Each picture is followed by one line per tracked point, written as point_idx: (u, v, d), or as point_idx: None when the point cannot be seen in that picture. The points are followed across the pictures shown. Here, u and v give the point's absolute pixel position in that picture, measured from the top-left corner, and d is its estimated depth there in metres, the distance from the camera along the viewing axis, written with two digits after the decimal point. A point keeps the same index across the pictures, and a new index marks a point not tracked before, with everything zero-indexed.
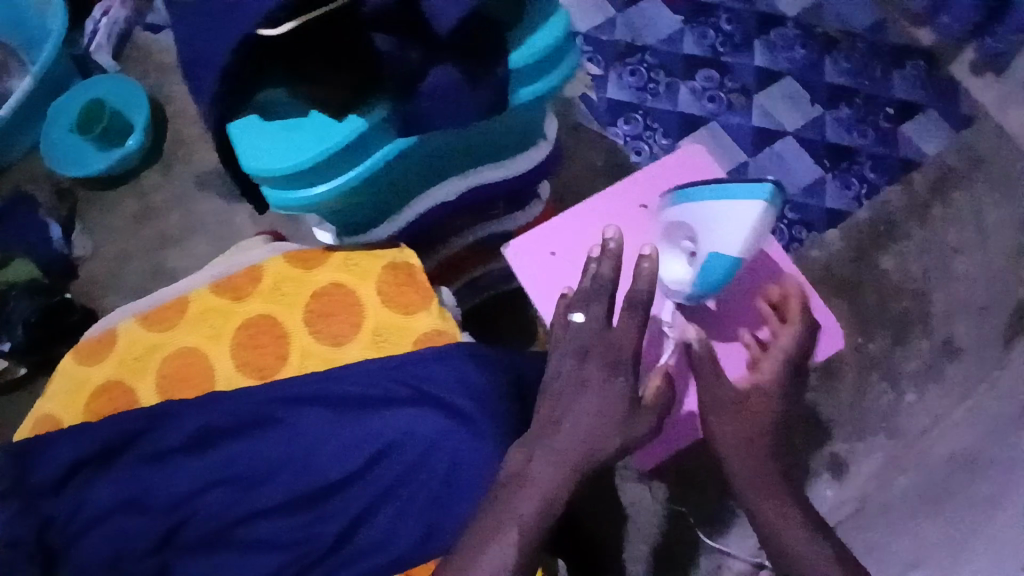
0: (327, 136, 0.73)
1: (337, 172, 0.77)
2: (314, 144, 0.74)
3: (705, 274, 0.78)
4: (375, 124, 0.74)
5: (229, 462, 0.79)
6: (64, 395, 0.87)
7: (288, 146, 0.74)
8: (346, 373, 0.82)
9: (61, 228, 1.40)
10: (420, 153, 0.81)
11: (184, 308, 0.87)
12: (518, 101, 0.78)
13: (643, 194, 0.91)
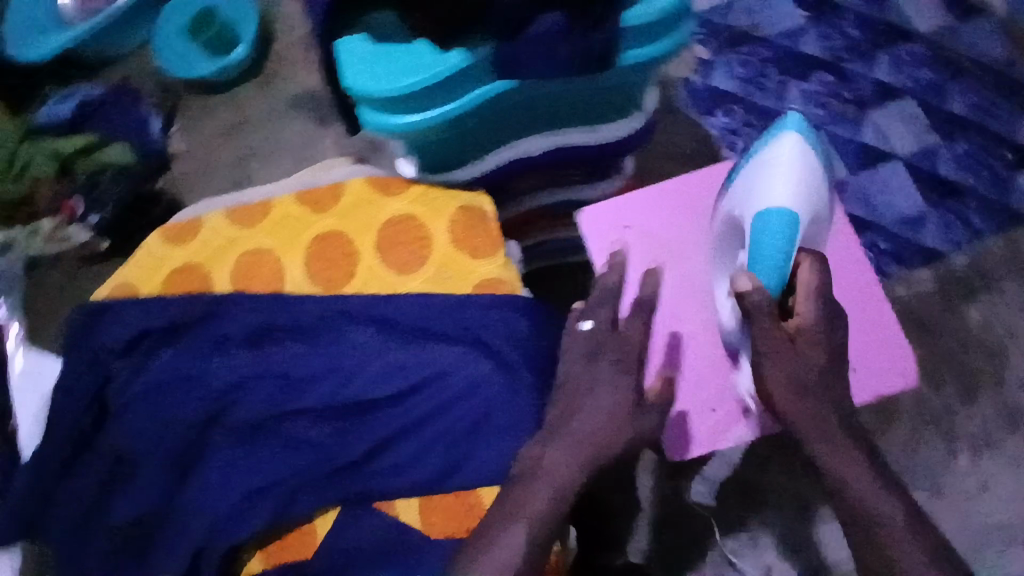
0: (430, 66, 0.72)
1: (432, 104, 0.75)
2: (415, 71, 0.72)
3: (763, 247, 0.79)
4: (479, 61, 0.71)
5: (280, 361, 0.82)
6: (142, 268, 0.90)
7: (389, 69, 0.73)
8: (405, 303, 0.83)
9: (161, 123, 1.40)
10: (517, 97, 0.79)
11: (268, 211, 0.90)
12: (627, 62, 0.75)
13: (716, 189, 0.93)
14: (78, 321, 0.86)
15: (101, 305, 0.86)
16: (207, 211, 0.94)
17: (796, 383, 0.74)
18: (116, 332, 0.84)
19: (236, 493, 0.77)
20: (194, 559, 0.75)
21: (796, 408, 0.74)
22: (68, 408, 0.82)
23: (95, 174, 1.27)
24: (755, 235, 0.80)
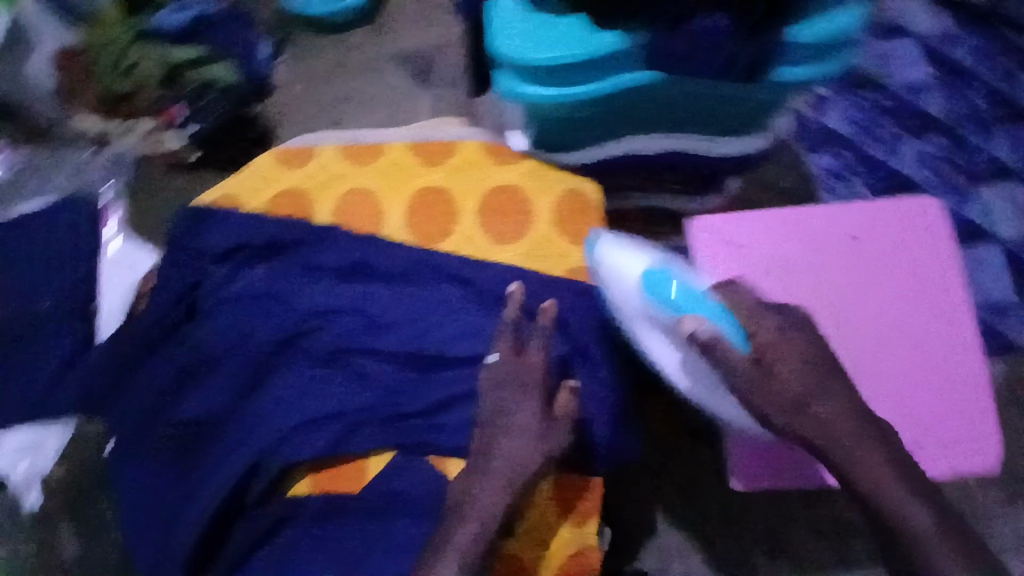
0: (582, 43, 0.71)
1: (572, 81, 0.75)
2: (565, 45, 0.71)
3: (694, 304, 0.70)
4: (631, 47, 0.71)
5: (367, 300, 0.84)
6: (250, 182, 0.91)
7: (539, 36, 0.72)
8: (495, 271, 0.83)
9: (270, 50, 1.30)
10: (656, 93, 0.78)
11: (379, 153, 0.90)
12: (779, 79, 0.74)
13: (852, 224, 0.85)
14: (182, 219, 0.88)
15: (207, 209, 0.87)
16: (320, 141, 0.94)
17: (804, 402, 0.66)
18: (219, 238, 0.86)
19: (303, 417, 0.79)
20: (250, 468, 0.77)
21: (809, 421, 0.65)
22: (160, 300, 0.84)
23: (202, 86, 1.16)
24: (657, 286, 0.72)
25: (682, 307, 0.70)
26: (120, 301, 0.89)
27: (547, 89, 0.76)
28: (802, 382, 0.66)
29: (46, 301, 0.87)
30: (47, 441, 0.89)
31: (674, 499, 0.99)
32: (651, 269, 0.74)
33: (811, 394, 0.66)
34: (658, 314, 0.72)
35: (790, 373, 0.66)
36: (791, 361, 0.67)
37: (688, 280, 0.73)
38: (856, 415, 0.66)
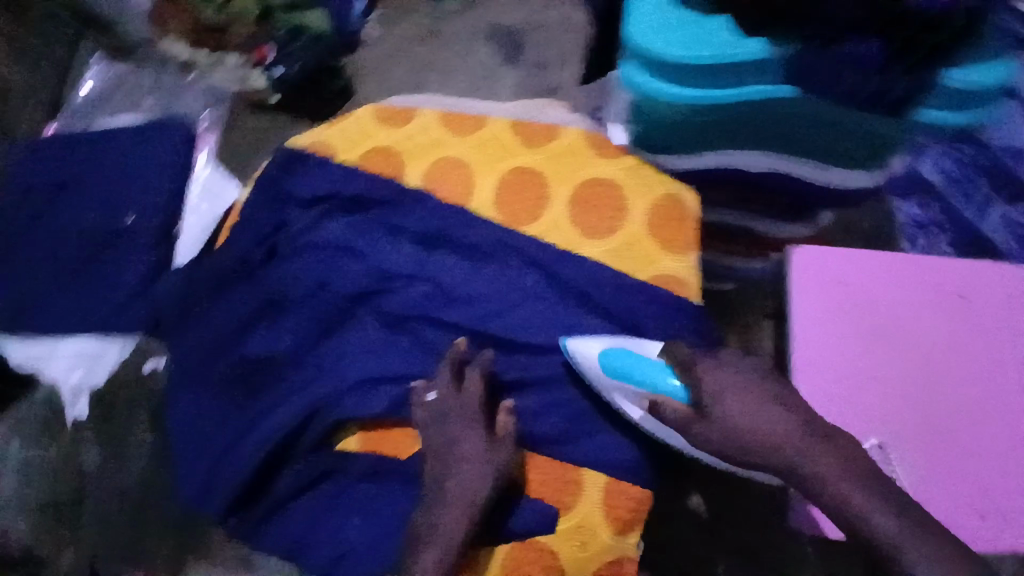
0: (725, 47, 0.68)
1: (704, 84, 0.73)
2: (707, 46, 0.68)
3: (649, 374, 0.71)
4: (775, 59, 0.68)
5: (444, 270, 0.82)
6: (346, 134, 0.90)
7: (680, 32, 0.69)
8: (578, 265, 0.80)
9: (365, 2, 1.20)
10: (788, 110, 0.75)
11: (480, 126, 0.88)
12: (920, 119, 0.71)
13: (962, 282, 0.78)
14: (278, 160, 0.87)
15: (303, 152, 0.87)
16: (422, 103, 0.92)
17: (753, 425, 0.65)
18: (310, 184, 0.85)
19: (367, 375, 0.79)
20: (305, 416, 0.77)
21: (751, 438, 0.65)
22: (242, 237, 0.84)
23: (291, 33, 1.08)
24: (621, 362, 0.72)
25: (642, 382, 0.71)
26: (199, 229, 0.89)
27: (662, 86, 0.74)
28: (740, 405, 0.66)
29: (131, 216, 0.87)
30: (105, 355, 0.85)
31: (707, 530, 0.88)
32: (607, 347, 0.74)
33: (743, 411, 0.66)
34: (623, 394, 0.73)
35: (732, 402, 0.66)
36: (726, 388, 0.67)
37: (639, 347, 0.74)
38: (802, 428, 0.64)
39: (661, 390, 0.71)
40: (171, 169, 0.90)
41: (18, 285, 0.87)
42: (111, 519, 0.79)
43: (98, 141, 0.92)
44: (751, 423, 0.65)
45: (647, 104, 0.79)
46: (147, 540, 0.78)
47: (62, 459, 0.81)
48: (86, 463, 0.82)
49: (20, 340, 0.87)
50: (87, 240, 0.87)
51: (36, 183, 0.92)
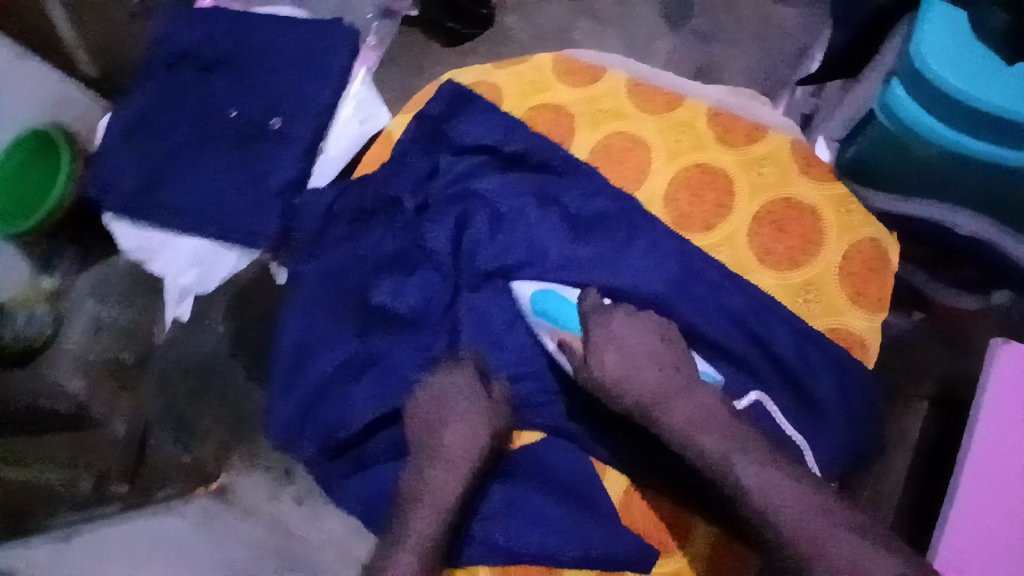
0: (1000, 98, 0.56)
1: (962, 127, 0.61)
2: (982, 88, 0.56)
3: (561, 312, 0.68)
4: None
5: (595, 263, 0.72)
6: (521, 80, 0.79)
7: (959, 61, 0.57)
8: (749, 296, 0.70)
9: None
10: None
11: (673, 107, 0.75)
12: None
13: None
14: (446, 94, 0.78)
15: (470, 94, 0.77)
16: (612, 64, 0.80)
17: (622, 381, 0.62)
18: (470, 132, 0.76)
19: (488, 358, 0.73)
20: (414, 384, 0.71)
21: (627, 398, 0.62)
22: (387, 173, 0.77)
23: None
24: (549, 303, 0.69)
25: (557, 320, 0.68)
26: (345, 150, 0.83)
27: (912, 107, 0.62)
28: (619, 345, 0.64)
29: (273, 119, 0.80)
30: (220, 263, 0.82)
31: None
32: (535, 286, 0.71)
33: (626, 349, 0.64)
34: (539, 330, 0.70)
35: (612, 350, 0.64)
36: (610, 342, 0.64)
37: (561, 288, 0.71)
38: (669, 376, 0.63)
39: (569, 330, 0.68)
40: (325, 75, 0.80)
41: (146, 158, 0.82)
42: (172, 391, 0.94)
43: (257, 26, 0.85)
44: (630, 371, 0.62)
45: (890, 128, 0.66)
46: (200, 421, 0.93)
47: (136, 328, 0.96)
48: None
49: (133, 226, 0.82)
50: (227, 132, 0.81)
51: (186, 55, 0.85)
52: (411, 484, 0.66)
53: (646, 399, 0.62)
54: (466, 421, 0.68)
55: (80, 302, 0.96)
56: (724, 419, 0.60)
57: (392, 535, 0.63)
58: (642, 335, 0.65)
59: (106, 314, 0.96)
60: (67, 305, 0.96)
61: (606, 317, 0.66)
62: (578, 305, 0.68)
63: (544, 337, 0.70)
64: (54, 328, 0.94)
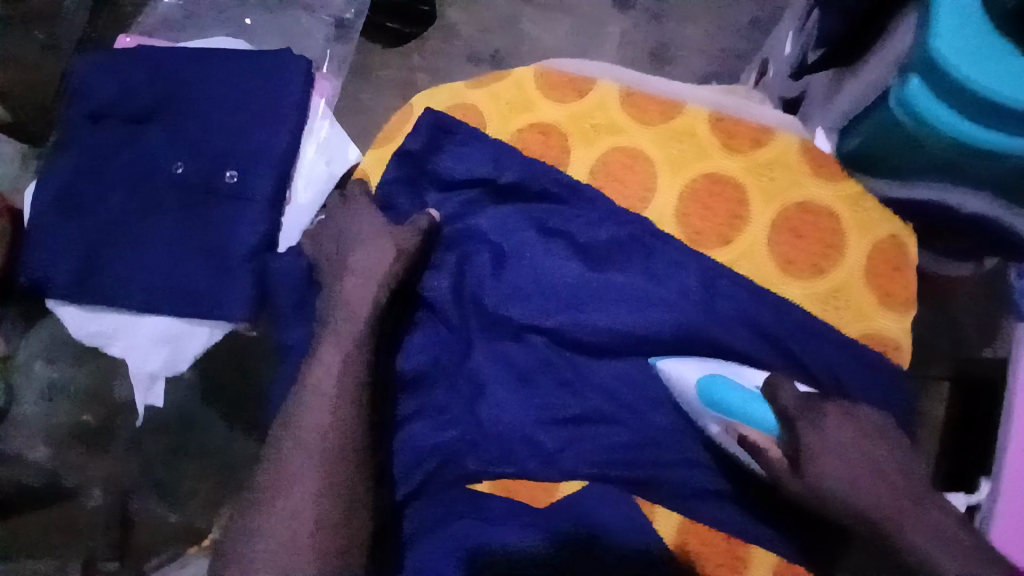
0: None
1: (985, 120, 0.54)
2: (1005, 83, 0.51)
3: (745, 406, 0.60)
4: None
5: (609, 291, 0.67)
6: (502, 99, 0.73)
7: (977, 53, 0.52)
8: (775, 308, 0.66)
9: None
10: None
11: (670, 116, 0.69)
12: None
13: None
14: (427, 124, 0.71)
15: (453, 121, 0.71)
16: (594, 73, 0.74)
17: (842, 490, 0.54)
18: (454, 168, 0.71)
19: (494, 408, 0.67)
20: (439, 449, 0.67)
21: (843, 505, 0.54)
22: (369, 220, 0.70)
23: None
24: (732, 392, 0.61)
25: (739, 413, 0.60)
26: (313, 196, 0.74)
27: (931, 102, 0.56)
28: (829, 445, 0.56)
29: (228, 172, 0.71)
30: (189, 338, 0.73)
31: None
32: (700, 371, 0.63)
33: (836, 445, 0.56)
34: (706, 419, 0.63)
35: (828, 454, 0.55)
36: (828, 448, 0.56)
37: (735, 373, 0.64)
38: (894, 486, 0.54)
39: (757, 425, 0.60)
40: (282, 112, 0.72)
41: (86, 231, 0.72)
42: (146, 458, 0.73)
43: (192, 64, 0.75)
44: (834, 464, 0.55)
45: (948, 149, 0.58)
46: (181, 482, 0.73)
47: (98, 388, 0.75)
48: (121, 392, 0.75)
49: (83, 310, 0.74)
50: (176, 191, 0.72)
51: (112, 106, 0.76)
52: (325, 335, 0.63)
53: (851, 489, 0.54)
54: (370, 235, 0.66)
55: (28, 367, 0.74)
56: (892, 469, 0.55)
57: (302, 400, 0.59)
58: (871, 438, 0.57)
59: (60, 377, 0.74)
60: (15, 372, 0.74)
61: (817, 422, 0.57)
62: (772, 400, 0.60)
63: (714, 427, 0.63)
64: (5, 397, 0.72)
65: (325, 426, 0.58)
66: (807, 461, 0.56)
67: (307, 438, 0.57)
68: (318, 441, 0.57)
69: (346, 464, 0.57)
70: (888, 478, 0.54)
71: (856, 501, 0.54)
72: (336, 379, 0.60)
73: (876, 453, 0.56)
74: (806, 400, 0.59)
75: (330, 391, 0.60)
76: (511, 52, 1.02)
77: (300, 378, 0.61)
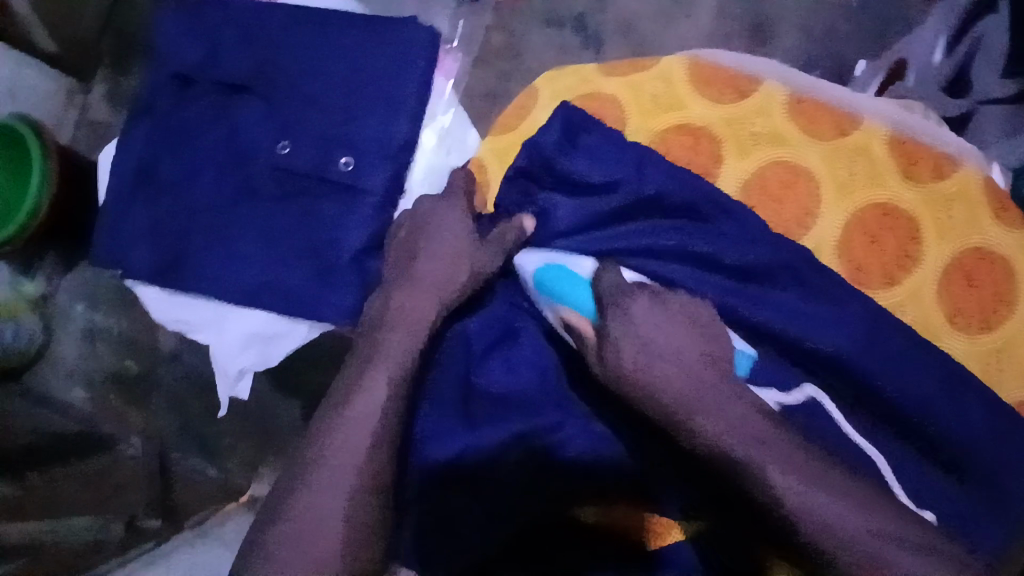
0: None
1: None
2: None
3: (569, 288, 0.55)
4: None
5: (761, 318, 0.58)
6: (648, 94, 0.66)
7: None
8: (940, 367, 0.57)
9: None
10: None
11: (845, 131, 0.63)
12: None
13: None
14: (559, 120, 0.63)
15: (589, 121, 0.63)
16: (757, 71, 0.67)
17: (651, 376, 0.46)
18: (584, 173, 0.62)
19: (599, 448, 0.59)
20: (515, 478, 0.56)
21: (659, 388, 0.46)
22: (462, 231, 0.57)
23: None
24: (554, 275, 0.57)
25: (564, 299, 0.55)
26: (431, 185, 0.68)
27: None
28: (641, 338, 0.48)
29: (343, 159, 0.63)
30: (284, 337, 0.67)
31: None
32: (542, 259, 0.59)
33: (649, 336, 0.48)
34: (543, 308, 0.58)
35: (632, 333, 0.48)
36: (631, 326, 0.49)
37: (575, 263, 0.59)
38: (711, 378, 0.47)
39: (574, 308, 0.54)
40: (399, 98, 0.64)
41: (173, 214, 0.66)
42: (183, 407, 0.87)
43: (295, 27, 0.67)
44: (640, 352, 0.47)
45: None
46: (222, 438, 0.86)
47: (136, 337, 0.89)
48: (163, 343, 0.89)
49: (165, 294, 0.67)
50: (278, 177, 0.65)
51: (199, 69, 0.68)
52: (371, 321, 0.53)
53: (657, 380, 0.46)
54: (442, 243, 0.56)
55: (70, 308, 0.89)
56: (699, 361, 0.48)
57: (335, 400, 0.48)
58: (685, 325, 0.50)
59: (100, 322, 0.89)
60: (58, 314, 0.89)
61: (622, 302, 0.50)
62: (593, 284, 0.54)
63: (549, 315, 0.58)
64: (46, 337, 0.87)
65: (361, 463, 0.45)
66: (613, 351, 0.48)
67: (341, 480, 0.45)
68: (352, 480, 0.45)
69: (379, 511, 0.46)
70: (700, 369, 0.47)
71: (658, 383, 0.46)
72: (380, 407, 0.47)
73: (689, 338, 0.49)
74: (624, 284, 0.52)
75: (372, 424, 0.47)
76: (599, 13, 0.91)
77: (335, 403, 0.48)
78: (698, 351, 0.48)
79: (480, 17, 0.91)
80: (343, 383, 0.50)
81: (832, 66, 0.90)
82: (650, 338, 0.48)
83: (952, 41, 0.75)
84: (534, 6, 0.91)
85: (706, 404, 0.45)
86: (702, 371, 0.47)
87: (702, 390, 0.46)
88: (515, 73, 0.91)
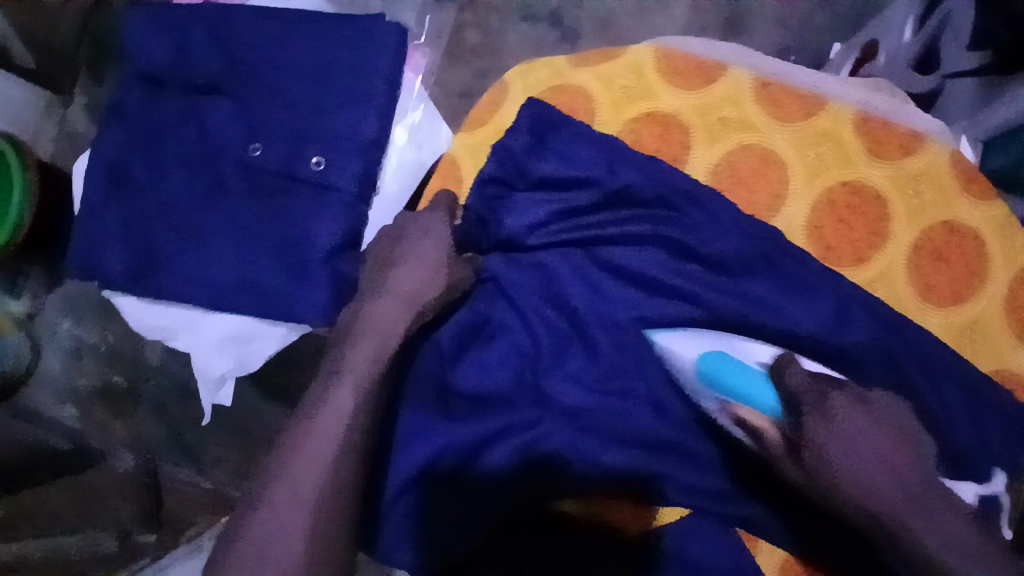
0: None
1: None
2: None
3: (746, 382, 0.55)
4: None
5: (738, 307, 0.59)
6: (619, 84, 0.66)
7: None
8: (912, 339, 0.57)
9: None
10: None
11: (814, 114, 0.63)
12: None
13: None
14: (529, 114, 0.63)
15: (557, 114, 0.63)
16: (726, 57, 0.67)
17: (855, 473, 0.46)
18: (556, 165, 0.62)
19: (580, 437, 0.59)
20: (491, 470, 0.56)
21: (863, 488, 0.45)
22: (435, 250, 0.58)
23: None
24: (723, 365, 0.57)
25: (734, 391, 0.56)
26: (402, 188, 0.69)
27: None
28: (845, 439, 0.47)
29: (310, 158, 0.64)
30: (262, 340, 0.66)
31: None
32: (698, 347, 0.59)
33: (856, 437, 0.47)
34: (704, 399, 0.58)
35: (833, 433, 0.48)
36: (834, 429, 0.48)
37: (739, 350, 0.58)
38: (919, 476, 0.46)
39: (755, 406, 0.55)
40: (369, 96, 0.64)
41: (144, 217, 0.66)
42: (172, 418, 0.87)
43: (262, 28, 0.67)
44: (838, 443, 0.47)
45: None
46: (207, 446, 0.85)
47: (121, 349, 0.88)
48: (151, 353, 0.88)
49: (142, 301, 0.68)
50: (250, 177, 0.65)
51: (170, 72, 0.68)
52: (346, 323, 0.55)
53: (866, 479, 0.45)
54: (420, 253, 0.57)
55: (57, 324, 0.88)
56: (899, 455, 0.47)
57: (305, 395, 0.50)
58: (889, 427, 0.49)
59: (88, 337, 0.89)
60: (46, 328, 0.88)
61: (830, 405, 0.49)
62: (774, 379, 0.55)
63: (711, 406, 0.58)
64: (35, 354, 0.87)
65: (326, 458, 0.46)
66: (815, 453, 0.48)
67: (304, 476, 0.45)
68: (316, 475, 0.45)
69: (344, 505, 0.46)
70: (906, 470, 0.46)
71: (863, 485, 0.45)
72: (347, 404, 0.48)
73: (894, 441, 0.48)
74: (809, 381, 0.52)
75: (337, 421, 0.47)
76: (572, 8, 0.92)
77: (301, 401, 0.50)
78: (904, 454, 0.47)
79: (443, 11, 0.91)
80: (311, 392, 0.50)
81: (805, 52, 0.91)
82: (853, 439, 0.47)
83: (919, 20, 0.75)
84: (510, 2, 0.92)
85: (910, 508, 0.44)
86: (912, 476, 0.46)
87: (911, 493, 0.45)
88: (490, 70, 0.91)
